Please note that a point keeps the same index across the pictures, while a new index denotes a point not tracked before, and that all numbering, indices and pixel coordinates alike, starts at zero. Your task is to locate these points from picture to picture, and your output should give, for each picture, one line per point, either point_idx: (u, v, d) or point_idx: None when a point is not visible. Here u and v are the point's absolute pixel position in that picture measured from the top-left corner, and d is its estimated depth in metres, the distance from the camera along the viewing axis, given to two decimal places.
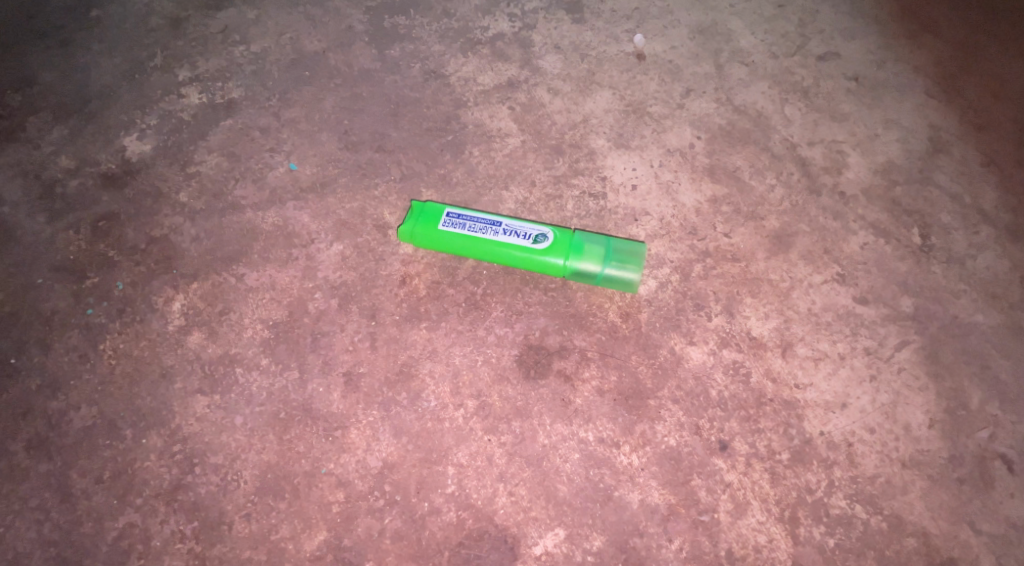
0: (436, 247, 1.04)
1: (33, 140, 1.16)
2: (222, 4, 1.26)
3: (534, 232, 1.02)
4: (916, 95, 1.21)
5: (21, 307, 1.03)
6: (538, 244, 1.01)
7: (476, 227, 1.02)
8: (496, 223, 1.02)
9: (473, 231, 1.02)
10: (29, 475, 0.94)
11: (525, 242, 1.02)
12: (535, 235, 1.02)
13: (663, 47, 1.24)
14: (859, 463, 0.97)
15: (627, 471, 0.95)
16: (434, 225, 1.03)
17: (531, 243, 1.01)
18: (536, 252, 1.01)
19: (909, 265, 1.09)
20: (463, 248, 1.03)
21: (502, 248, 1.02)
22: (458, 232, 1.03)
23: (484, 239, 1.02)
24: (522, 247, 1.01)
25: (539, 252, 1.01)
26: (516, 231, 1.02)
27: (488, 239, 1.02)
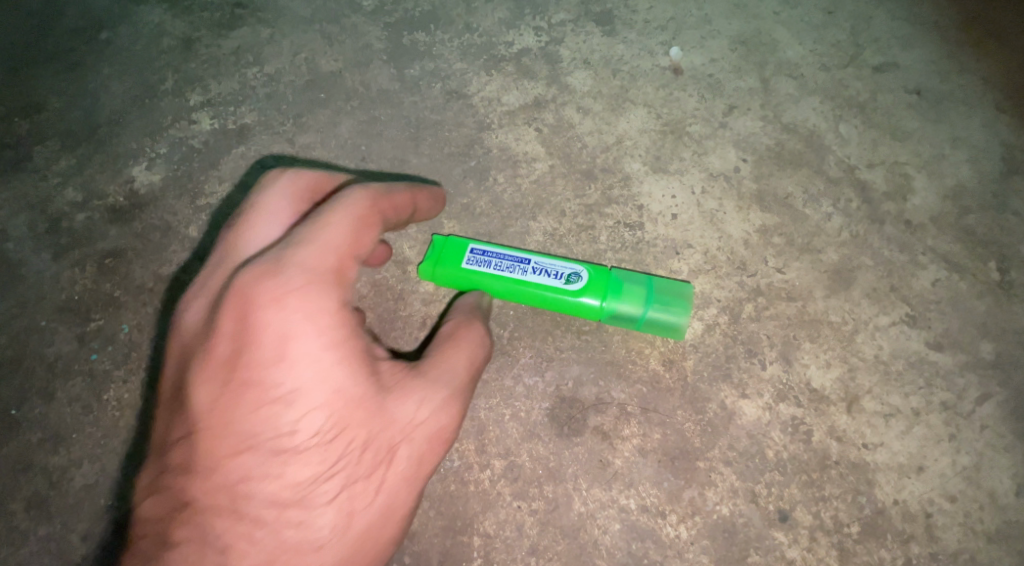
0: (460, 286, 0.96)
1: (40, 170, 1.10)
2: (234, 22, 1.19)
3: (567, 271, 0.92)
4: (991, 109, 1.09)
5: (24, 352, 0.98)
6: (571, 284, 0.92)
7: (502, 265, 0.93)
8: (526, 259, 0.93)
9: (500, 269, 0.93)
10: (29, 538, 0.89)
11: (556, 282, 0.92)
12: (567, 274, 0.92)
13: (702, 60, 1.12)
14: (939, 537, 0.87)
15: (675, 544, 0.87)
16: (456, 264, 0.94)
17: (564, 283, 0.92)
18: (570, 293, 0.92)
19: (988, 304, 0.97)
20: (489, 288, 0.94)
21: (534, 286, 0.93)
22: (484, 271, 0.93)
23: (512, 279, 0.93)
24: (554, 287, 0.92)
25: (572, 293, 0.92)
26: (547, 269, 0.93)
27: (516, 278, 0.93)
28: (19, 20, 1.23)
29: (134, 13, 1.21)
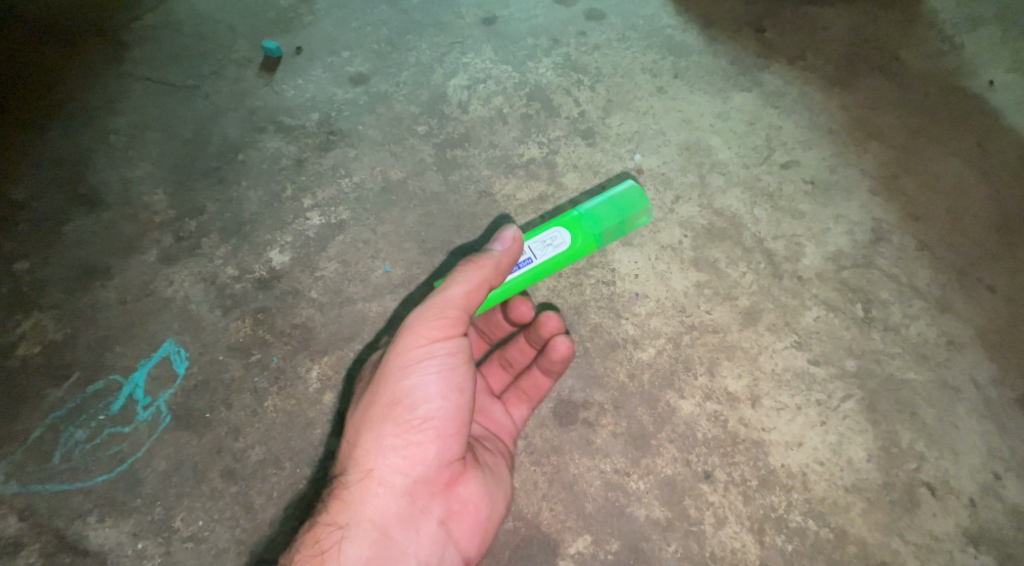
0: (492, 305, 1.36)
1: (207, 255, 1.60)
2: (331, 146, 1.71)
3: (559, 239, 1.32)
4: (863, 193, 1.54)
5: (210, 377, 1.48)
6: (564, 242, 1.32)
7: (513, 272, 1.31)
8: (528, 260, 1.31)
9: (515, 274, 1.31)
10: (224, 493, 1.39)
11: (558, 248, 1.32)
12: (559, 240, 1.32)
13: (657, 163, 1.60)
14: (812, 487, 1.32)
15: (636, 493, 1.33)
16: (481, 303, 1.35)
17: (562, 245, 1.32)
18: (567, 248, 1.32)
19: (853, 333, 1.42)
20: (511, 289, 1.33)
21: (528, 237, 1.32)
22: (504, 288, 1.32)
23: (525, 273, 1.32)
24: (558, 251, 1.32)
25: (568, 246, 1.32)
26: (545, 246, 1.32)
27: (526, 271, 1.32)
28: (180, 146, 1.73)
29: (259, 141, 1.73)
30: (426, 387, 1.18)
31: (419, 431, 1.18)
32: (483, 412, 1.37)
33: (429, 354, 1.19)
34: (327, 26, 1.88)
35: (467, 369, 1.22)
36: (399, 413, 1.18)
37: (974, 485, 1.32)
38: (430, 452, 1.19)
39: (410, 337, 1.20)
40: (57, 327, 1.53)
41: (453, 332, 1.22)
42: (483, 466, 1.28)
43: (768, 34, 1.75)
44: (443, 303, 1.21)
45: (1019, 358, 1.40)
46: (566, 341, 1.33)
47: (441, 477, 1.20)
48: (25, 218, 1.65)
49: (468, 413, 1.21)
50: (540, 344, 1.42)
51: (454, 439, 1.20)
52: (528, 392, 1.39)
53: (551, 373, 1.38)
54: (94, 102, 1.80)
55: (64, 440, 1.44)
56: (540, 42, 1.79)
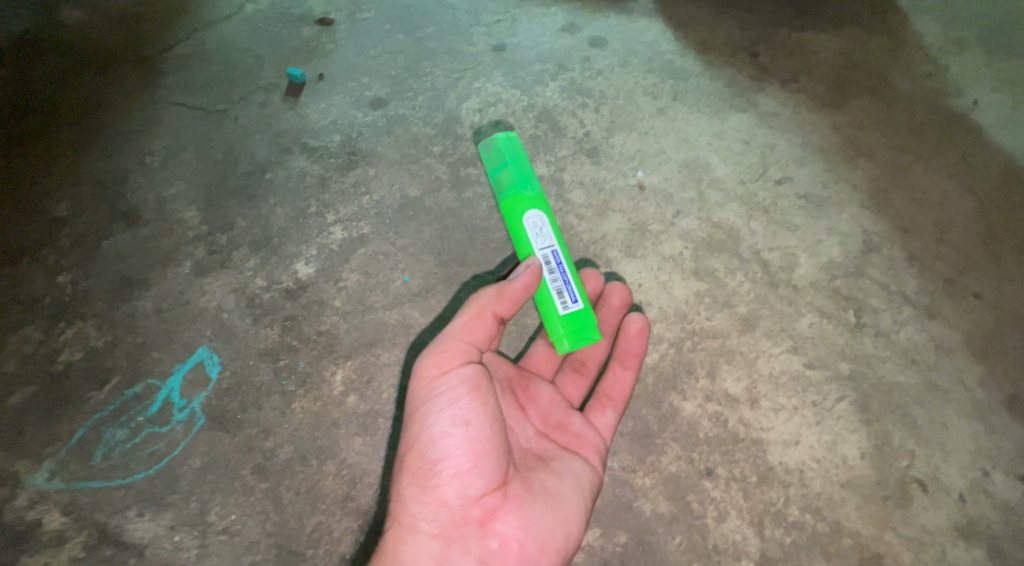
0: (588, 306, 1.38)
1: (238, 267, 1.70)
2: (353, 165, 1.82)
3: (543, 227, 1.39)
4: (853, 207, 1.64)
5: (241, 381, 1.58)
6: (545, 222, 1.40)
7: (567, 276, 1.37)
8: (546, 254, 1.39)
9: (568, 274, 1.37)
10: (255, 489, 1.48)
11: (550, 230, 1.39)
12: (542, 228, 1.39)
13: (659, 180, 1.70)
14: (809, 483, 1.39)
15: (642, 488, 1.41)
16: (578, 315, 1.35)
17: (547, 225, 1.39)
18: (551, 221, 1.41)
19: (846, 338, 1.50)
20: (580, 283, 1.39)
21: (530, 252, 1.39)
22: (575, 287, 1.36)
23: (568, 263, 1.38)
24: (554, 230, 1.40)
25: (551, 220, 1.41)
26: (547, 243, 1.39)
27: (567, 263, 1.38)
28: (212, 166, 1.85)
29: (286, 161, 1.84)
30: (433, 428, 1.22)
31: (431, 473, 1.21)
32: (563, 428, 1.36)
33: (435, 395, 1.25)
34: (348, 54, 2.01)
35: (477, 403, 1.24)
36: (414, 458, 1.23)
37: (964, 482, 1.38)
38: (449, 492, 1.20)
39: (420, 383, 1.27)
40: (99, 334, 1.63)
41: (459, 369, 1.27)
42: (529, 494, 1.24)
43: (762, 58, 1.87)
44: (444, 341, 1.29)
45: (1003, 362, 1.47)
46: (642, 316, 1.42)
47: (468, 515, 1.20)
48: (68, 233, 1.76)
49: (482, 448, 1.22)
50: (610, 335, 1.46)
51: (473, 475, 1.21)
52: (610, 395, 1.43)
53: (628, 363, 1.43)
54: (132, 125, 1.92)
55: (105, 440, 1.54)
56: (547, 67, 1.91)
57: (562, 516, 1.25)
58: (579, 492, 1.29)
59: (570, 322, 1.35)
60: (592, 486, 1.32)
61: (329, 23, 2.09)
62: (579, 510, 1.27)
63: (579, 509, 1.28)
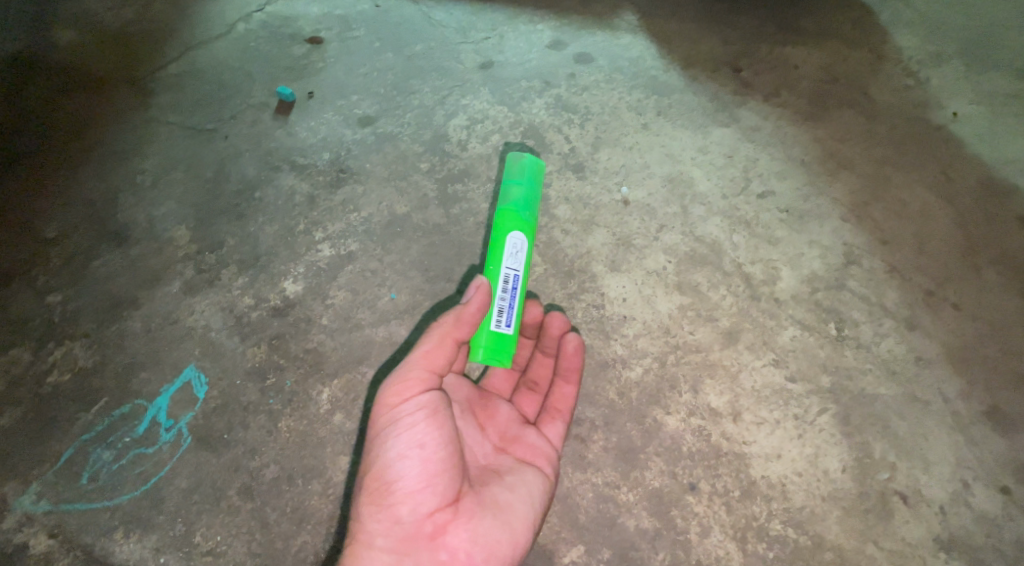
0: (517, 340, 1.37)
1: (227, 285, 1.72)
2: (341, 183, 1.83)
3: (515, 246, 1.37)
4: (835, 220, 1.65)
5: (229, 400, 1.59)
6: (519, 242, 1.37)
7: (513, 301, 1.35)
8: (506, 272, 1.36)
9: (515, 302, 1.35)
10: (241, 509, 1.49)
11: (520, 252, 1.37)
12: (515, 247, 1.37)
13: (642, 194, 1.71)
14: (791, 497, 1.40)
15: (626, 504, 1.41)
16: (503, 344, 1.34)
17: (520, 247, 1.37)
18: (525, 245, 1.38)
19: (827, 350, 1.51)
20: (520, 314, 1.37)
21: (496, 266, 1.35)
22: (514, 317, 1.35)
23: (520, 291, 1.36)
24: (524, 254, 1.37)
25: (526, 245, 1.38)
26: (511, 261, 1.36)
27: (519, 290, 1.36)
28: (200, 185, 1.86)
29: (274, 180, 1.85)
30: (390, 450, 1.22)
31: (386, 493, 1.20)
32: (517, 441, 1.37)
33: (394, 418, 1.24)
34: (337, 72, 2.03)
35: (434, 424, 1.23)
36: (370, 476, 1.22)
37: (945, 494, 1.39)
38: (402, 510, 1.20)
39: (379, 407, 1.26)
40: (87, 355, 1.64)
41: (419, 392, 1.26)
42: (481, 507, 1.24)
43: (745, 74, 1.91)
44: (406, 367, 1.27)
45: (983, 373, 1.49)
46: (576, 334, 1.40)
47: (421, 530, 1.19)
48: (57, 254, 1.77)
49: (438, 464, 1.21)
50: (554, 350, 1.47)
51: (426, 493, 1.20)
52: (558, 408, 1.44)
53: (570, 376, 1.43)
54: (122, 145, 1.94)
55: (92, 461, 1.55)
56: (533, 84, 1.93)
57: (512, 528, 1.25)
58: (529, 504, 1.29)
59: (495, 340, 1.33)
60: (543, 497, 1.32)
61: (319, 41, 2.11)
62: (528, 521, 1.27)
63: (528, 519, 1.27)
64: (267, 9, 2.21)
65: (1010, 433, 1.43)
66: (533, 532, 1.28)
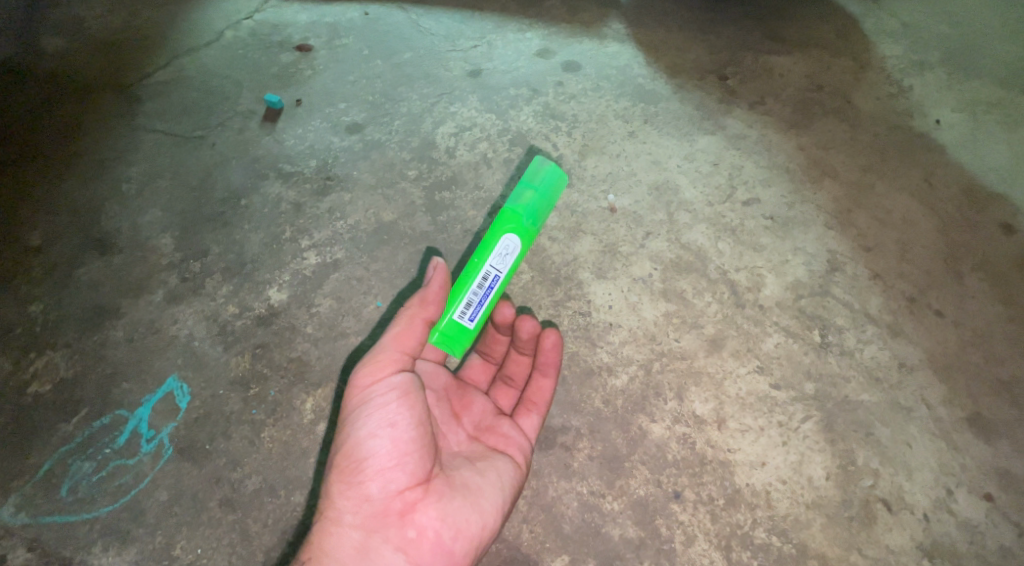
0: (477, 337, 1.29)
1: (211, 294, 1.71)
2: (327, 191, 1.82)
3: (505, 247, 1.26)
4: (818, 228, 1.66)
5: (212, 409, 1.58)
6: (510, 243, 1.26)
7: (483, 299, 1.27)
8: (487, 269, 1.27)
9: (485, 302, 1.27)
10: (223, 521, 1.48)
11: (510, 254, 1.26)
12: (505, 248, 1.26)
13: (628, 202, 1.71)
14: (775, 505, 1.40)
15: (610, 513, 1.41)
16: (461, 341, 1.27)
17: (510, 249, 1.26)
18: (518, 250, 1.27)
19: (812, 357, 1.52)
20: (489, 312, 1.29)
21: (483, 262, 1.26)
22: (479, 315, 1.27)
23: (496, 292, 1.28)
24: (512, 258, 1.27)
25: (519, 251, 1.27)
26: (496, 259, 1.26)
27: (495, 291, 1.27)
28: (186, 192, 1.85)
29: (261, 187, 1.84)
30: (361, 428, 1.19)
31: (356, 471, 1.18)
32: (491, 430, 1.35)
33: (366, 397, 1.21)
34: (326, 79, 2.03)
35: (406, 404, 1.21)
36: (342, 455, 1.20)
37: (928, 501, 1.39)
38: (372, 487, 1.17)
39: (352, 386, 1.23)
40: (68, 365, 1.63)
41: (391, 372, 1.23)
42: (451, 488, 1.21)
43: (730, 82, 1.92)
44: (378, 348, 1.24)
45: (966, 379, 1.49)
46: (554, 331, 1.37)
47: (389, 508, 1.17)
48: (40, 262, 1.76)
49: (409, 444, 1.19)
50: (531, 349, 1.43)
51: (396, 471, 1.18)
52: (534, 400, 1.42)
53: (548, 370, 1.41)
54: (107, 153, 1.93)
55: (72, 473, 1.54)
56: (521, 92, 1.93)
57: (482, 510, 1.23)
58: (499, 486, 1.27)
59: (454, 328, 1.26)
60: (514, 482, 1.30)
61: (308, 49, 2.11)
62: (497, 503, 1.25)
63: (498, 501, 1.25)
64: (256, 18, 2.21)
65: (993, 440, 1.44)
66: (502, 516, 1.26)
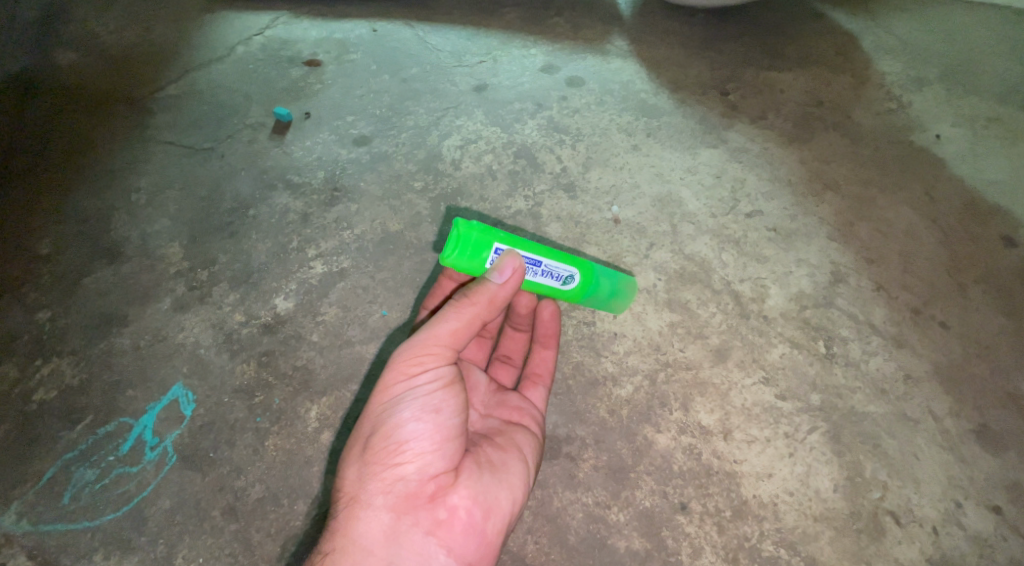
0: None
1: (218, 302, 1.71)
2: (334, 202, 1.84)
3: (565, 274, 1.27)
4: (821, 240, 1.67)
5: (215, 417, 1.58)
6: (565, 281, 1.27)
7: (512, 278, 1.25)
8: (539, 263, 1.22)
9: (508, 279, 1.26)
10: (225, 530, 1.47)
11: (557, 281, 1.27)
12: (564, 276, 1.27)
13: (633, 213, 1.72)
14: (783, 517, 1.39)
15: (616, 524, 1.40)
16: None
17: (561, 281, 1.27)
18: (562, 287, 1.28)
19: (817, 368, 1.51)
20: None
21: (547, 253, 1.23)
22: None
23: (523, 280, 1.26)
24: (555, 285, 1.27)
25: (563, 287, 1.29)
26: (552, 272, 1.25)
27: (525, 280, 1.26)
28: (194, 202, 1.87)
29: (269, 198, 1.86)
30: (402, 412, 1.18)
31: (395, 453, 1.17)
32: (503, 405, 1.39)
33: (409, 384, 1.20)
34: (334, 93, 2.06)
35: (451, 393, 1.21)
36: (377, 438, 1.19)
37: (937, 514, 1.38)
38: (409, 469, 1.17)
39: (393, 369, 1.22)
40: (74, 372, 1.63)
41: (436, 363, 1.23)
42: (481, 470, 1.23)
43: (732, 97, 1.94)
44: (428, 338, 1.22)
45: (972, 391, 1.48)
46: (551, 301, 1.43)
47: (423, 490, 1.17)
48: (49, 270, 1.77)
49: (450, 429, 1.20)
50: (527, 325, 1.50)
51: (435, 455, 1.18)
52: (538, 372, 1.46)
53: (548, 341, 1.47)
54: (118, 164, 1.95)
55: (74, 481, 1.53)
56: (526, 106, 1.95)
57: (510, 488, 1.25)
58: (525, 468, 1.29)
59: None
60: (535, 461, 1.33)
61: (317, 64, 2.14)
62: (524, 485, 1.28)
63: (524, 483, 1.28)
64: (266, 34, 2.25)
65: (1000, 452, 1.43)
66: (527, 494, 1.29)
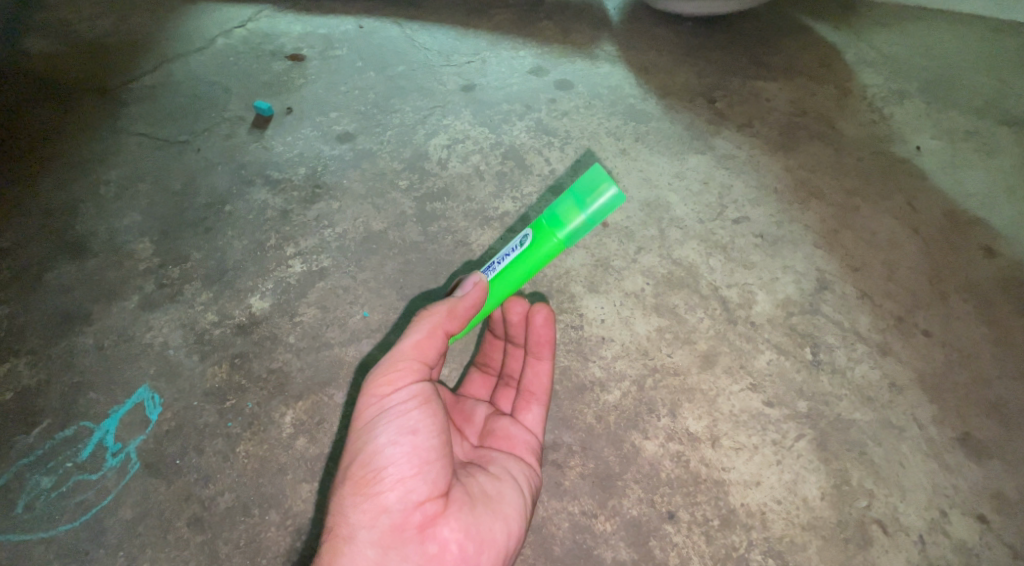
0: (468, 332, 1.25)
1: (189, 301, 1.64)
2: (315, 199, 1.78)
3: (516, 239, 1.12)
4: (807, 248, 1.66)
5: (184, 422, 1.50)
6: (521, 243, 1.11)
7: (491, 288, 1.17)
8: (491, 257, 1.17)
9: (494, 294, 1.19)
10: (190, 542, 1.40)
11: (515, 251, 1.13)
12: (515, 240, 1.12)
13: (621, 217, 1.71)
14: (770, 526, 1.37)
15: (602, 534, 1.36)
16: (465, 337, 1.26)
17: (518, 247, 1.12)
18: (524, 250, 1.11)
19: (803, 375, 1.51)
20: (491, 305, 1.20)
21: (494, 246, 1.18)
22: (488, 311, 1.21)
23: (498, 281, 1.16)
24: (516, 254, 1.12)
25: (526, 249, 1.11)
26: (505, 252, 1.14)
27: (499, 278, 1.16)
28: (165, 197, 1.79)
29: (247, 194, 1.79)
30: (379, 437, 1.13)
31: (374, 481, 1.10)
32: (495, 432, 1.32)
33: (383, 406, 1.15)
34: (317, 88, 2.01)
35: (428, 411, 1.15)
36: (357, 467, 1.13)
37: (923, 523, 1.38)
38: (391, 499, 1.10)
39: (366, 394, 1.17)
40: (32, 373, 1.55)
41: (410, 382, 1.17)
42: (471, 497, 1.15)
43: (719, 104, 1.94)
44: (396, 356, 1.18)
45: (955, 399, 1.49)
46: (543, 305, 1.31)
47: (409, 520, 1.10)
48: (9, 264, 1.68)
49: (432, 451, 1.13)
50: (522, 340, 1.39)
51: (417, 480, 1.11)
52: (532, 390, 1.36)
53: (542, 353, 1.36)
54: (86, 155, 1.87)
55: (28, 489, 1.44)
56: (514, 107, 1.93)
57: (502, 515, 1.17)
58: (520, 496, 1.22)
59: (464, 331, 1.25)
60: (530, 489, 1.26)
61: (300, 59, 2.08)
62: (519, 512, 1.20)
63: (519, 510, 1.20)
64: (248, 27, 2.18)
65: (983, 460, 1.43)
66: (523, 524, 1.21)
